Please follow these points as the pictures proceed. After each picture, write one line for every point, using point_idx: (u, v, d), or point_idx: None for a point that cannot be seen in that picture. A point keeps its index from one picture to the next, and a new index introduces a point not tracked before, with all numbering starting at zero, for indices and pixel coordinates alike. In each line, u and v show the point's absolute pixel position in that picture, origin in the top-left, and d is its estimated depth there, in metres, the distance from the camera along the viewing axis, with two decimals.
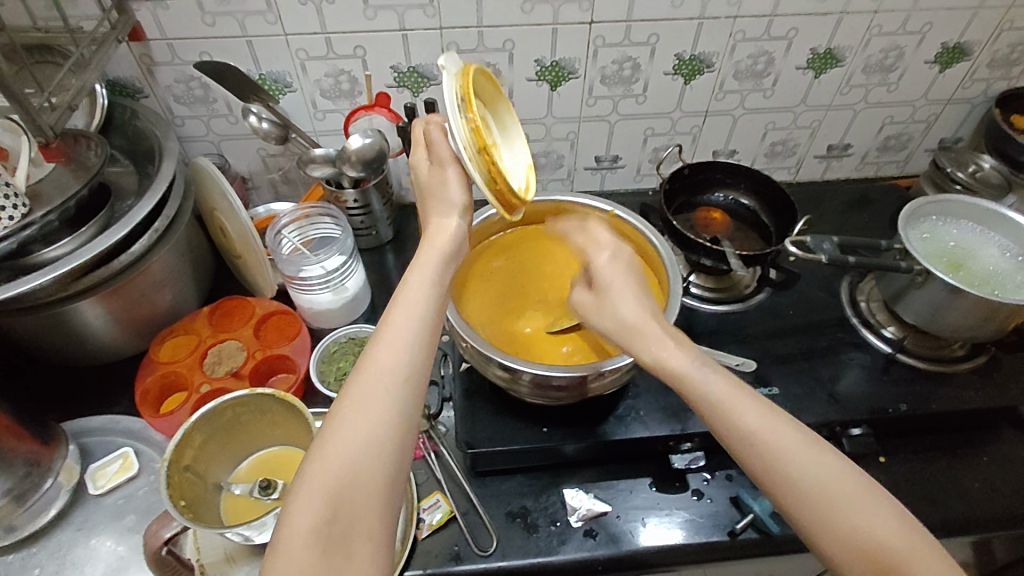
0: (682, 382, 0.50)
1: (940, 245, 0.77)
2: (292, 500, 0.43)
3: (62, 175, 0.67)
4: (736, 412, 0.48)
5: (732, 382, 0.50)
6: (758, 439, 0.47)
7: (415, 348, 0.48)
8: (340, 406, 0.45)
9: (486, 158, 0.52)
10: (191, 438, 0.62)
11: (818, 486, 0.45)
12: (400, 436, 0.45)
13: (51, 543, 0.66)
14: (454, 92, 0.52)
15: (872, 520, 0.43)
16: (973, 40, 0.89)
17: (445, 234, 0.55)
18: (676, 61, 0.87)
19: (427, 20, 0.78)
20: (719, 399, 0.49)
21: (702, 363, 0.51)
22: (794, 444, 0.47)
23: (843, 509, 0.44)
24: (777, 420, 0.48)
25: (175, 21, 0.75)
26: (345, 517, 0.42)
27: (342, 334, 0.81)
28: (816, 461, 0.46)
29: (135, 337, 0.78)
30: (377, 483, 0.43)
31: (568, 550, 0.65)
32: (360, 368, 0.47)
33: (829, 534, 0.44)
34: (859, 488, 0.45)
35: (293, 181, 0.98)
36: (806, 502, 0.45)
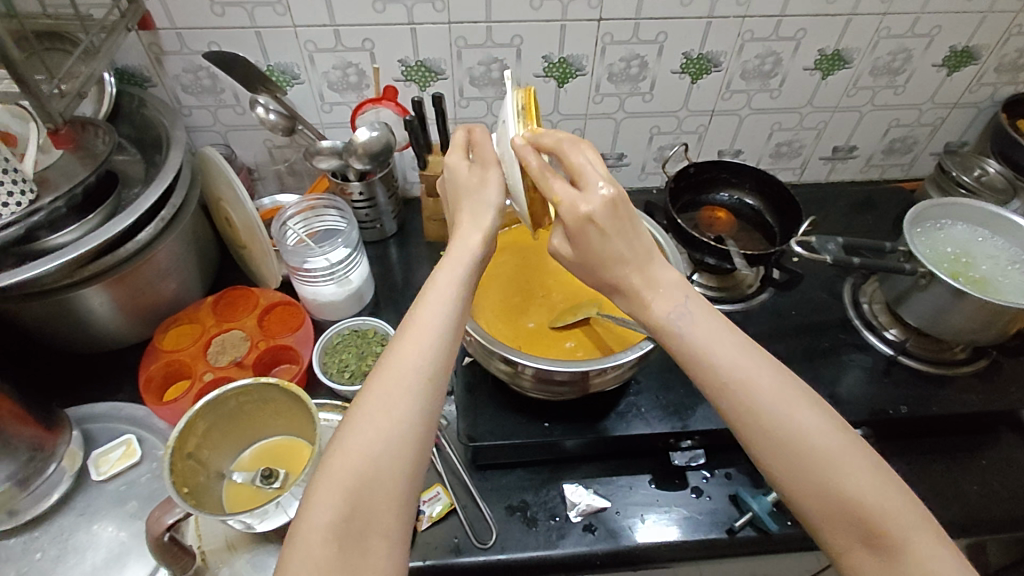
0: (663, 332, 0.51)
1: (944, 247, 0.78)
2: (310, 495, 0.43)
3: (70, 163, 0.67)
4: (717, 362, 0.48)
5: (714, 331, 0.50)
6: (739, 389, 0.47)
7: (438, 348, 0.48)
8: (362, 403, 0.46)
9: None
10: (194, 426, 0.62)
11: (796, 438, 0.46)
12: (419, 437, 0.45)
13: (54, 527, 0.67)
14: (518, 103, 0.55)
15: (848, 473, 0.44)
16: (981, 44, 0.89)
17: (477, 230, 0.54)
18: (683, 60, 0.87)
19: (436, 14, 0.78)
20: (700, 350, 0.49)
21: (682, 311, 0.51)
22: (774, 395, 0.47)
23: (820, 461, 0.45)
24: (758, 371, 0.48)
25: (184, 10, 0.75)
26: (362, 515, 0.43)
27: (344, 326, 0.81)
28: (796, 414, 0.46)
29: (139, 325, 0.79)
30: (394, 483, 0.44)
31: (567, 545, 0.66)
32: (383, 366, 0.47)
33: (803, 486, 0.45)
34: (837, 441, 0.46)
35: (298, 173, 0.98)
36: (782, 454, 0.46)
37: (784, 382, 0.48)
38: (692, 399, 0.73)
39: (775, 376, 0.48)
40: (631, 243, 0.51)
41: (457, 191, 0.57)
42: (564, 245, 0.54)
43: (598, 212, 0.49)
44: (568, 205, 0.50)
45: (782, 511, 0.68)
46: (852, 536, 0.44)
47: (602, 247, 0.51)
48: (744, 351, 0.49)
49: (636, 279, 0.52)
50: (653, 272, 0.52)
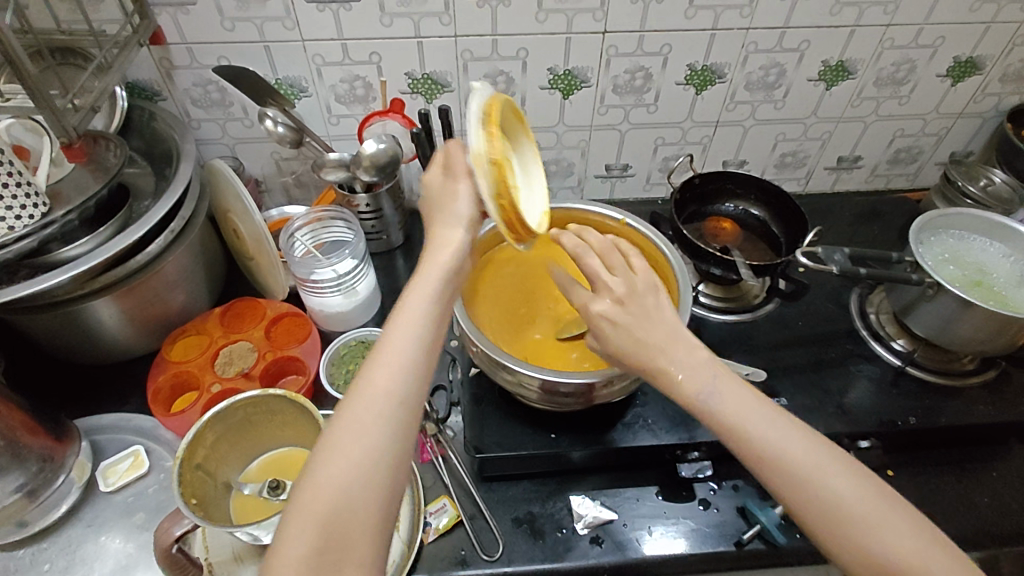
0: (694, 406, 0.51)
1: (952, 258, 0.77)
2: (284, 527, 0.44)
3: (82, 176, 0.68)
4: (750, 431, 0.49)
5: (745, 404, 0.50)
6: (773, 459, 0.48)
7: (410, 374, 0.49)
8: (333, 432, 0.47)
9: (495, 172, 0.51)
10: (203, 437, 0.62)
11: (833, 501, 0.46)
12: (392, 461, 0.47)
13: (62, 539, 0.67)
14: (477, 108, 0.53)
15: (895, 535, 0.45)
16: (985, 55, 0.89)
17: (450, 246, 0.55)
18: (688, 71, 0.87)
19: (442, 27, 0.79)
20: (733, 422, 0.49)
21: (712, 384, 0.51)
22: (808, 460, 0.48)
23: (867, 528, 0.45)
24: (797, 439, 0.49)
25: (195, 25, 0.76)
26: (335, 545, 0.44)
27: (351, 337, 0.82)
28: (830, 476, 0.47)
29: (148, 336, 0.79)
30: (368, 509, 0.45)
31: (573, 558, 0.66)
32: (355, 390, 0.48)
33: (844, 546, 0.46)
34: (872, 500, 0.46)
35: (305, 184, 0.99)
36: (822, 517, 0.46)
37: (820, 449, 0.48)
38: None
39: (804, 439, 0.49)
40: (649, 327, 0.53)
41: (431, 200, 0.59)
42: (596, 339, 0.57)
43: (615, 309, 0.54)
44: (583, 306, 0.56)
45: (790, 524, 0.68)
46: None
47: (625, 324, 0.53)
48: (774, 419, 0.50)
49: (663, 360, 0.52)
50: (677, 355, 0.52)
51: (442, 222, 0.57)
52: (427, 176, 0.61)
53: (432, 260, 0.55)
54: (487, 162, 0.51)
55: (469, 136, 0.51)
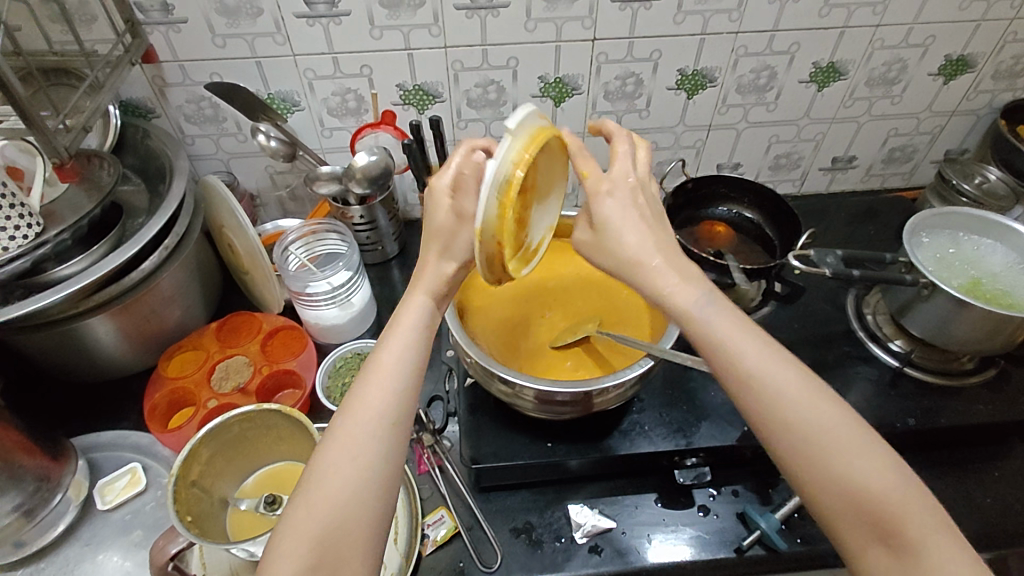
0: (683, 318, 0.49)
1: (947, 257, 0.77)
2: (277, 547, 0.44)
3: (76, 195, 0.68)
4: (737, 348, 0.47)
5: (738, 328, 0.48)
6: (756, 379, 0.46)
7: (401, 394, 0.50)
8: (326, 453, 0.47)
9: (496, 247, 0.49)
10: (198, 454, 0.62)
11: (813, 427, 0.45)
12: (386, 480, 0.47)
13: (59, 558, 0.67)
14: (504, 167, 0.47)
15: (869, 473, 0.43)
16: (977, 53, 0.89)
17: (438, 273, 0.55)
18: (678, 76, 0.87)
19: (432, 38, 0.79)
20: (724, 337, 0.48)
21: (705, 299, 0.50)
22: (794, 389, 0.46)
23: (842, 460, 0.44)
24: (780, 365, 0.47)
25: (186, 43, 0.77)
26: (329, 564, 0.43)
27: (347, 349, 0.82)
28: (814, 404, 0.45)
29: (144, 353, 0.79)
30: (362, 529, 0.45)
31: (573, 567, 0.65)
32: (346, 411, 0.49)
33: (815, 473, 0.44)
34: (853, 435, 0.44)
35: (300, 198, 0.99)
36: (796, 441, 0.45)
37: (805, 380, 0.46)
38: (696, 415, 0.72)
39: (792, 368, 0.47)
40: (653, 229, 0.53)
41: (434, 223, 0.54)
42: (586, 232, 0.56)
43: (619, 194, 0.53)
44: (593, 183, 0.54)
45: (790, 529, 0.67)
46: (867, 535, 0.42)
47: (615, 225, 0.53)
48: (764, 346, 0.48)
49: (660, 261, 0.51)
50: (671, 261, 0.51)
51: (436, 254, 0.55)
52: (438, 183, 0.54)
53: (424, 284, 0.55)
54: (493, 239, 0.49)
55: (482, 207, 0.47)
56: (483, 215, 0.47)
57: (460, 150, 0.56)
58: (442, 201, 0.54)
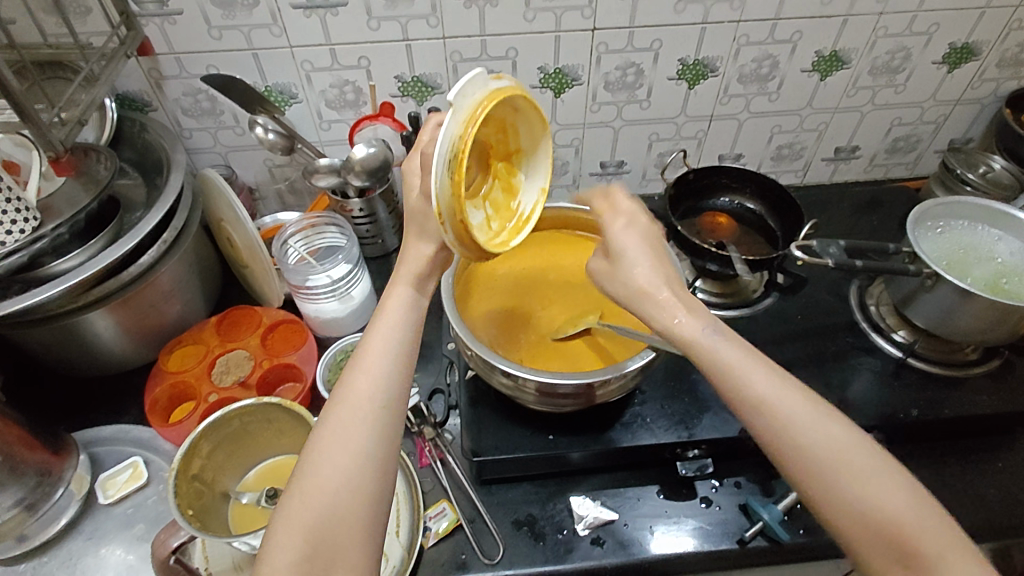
0: (693, 349, 0.49)
1: (951, 246, 0.77)
2: (273, 538, 0.45)
3: (73, 189, 0.68)
4: (745, 376, 0.47)
5: (746, 355, 0.49)
6: (767, 404, 0.47)
7: (391, 381, 0.50)
8: (318, 444, 0.47)
9: (461, 223, 0.47)
10: (199, 448, 0.62)
11: (829, 451, 0.45)
12: (379, 467, 0.47)
13: (62, 552, 0.67)
14: (450, 141, 0.45)
15: (884, 494, 0.43)
16: (982, 40, 0.88)
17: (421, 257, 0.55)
18: (679, 66, 0.87)
19: (430, 29, 0.79)
20: (732, 365, 0.48)
21: (712, 329, 0.50)
22: (805, 415, 0.46)
23: (857, 484, 0.43)
24: (789, 391, 0.47)
25: (183, 35, 0.76)
26: (324, 555, 0.44)
27: (347, 343, 0.82)
28: (824, 428, 0.45)
29: (144, 347, 0.79)
30: (356, 517, 0.45)
31: (575, 559, 0.65)
32: (336, 401, 0.49)
33: (831, 498, 0.44)
34: (868, 457, 0.45)
35: (299, 191, 0.98)
36: (813, 466, 0.44)
37: (813, 405, 0.47)
38: (698, 407, 0.72)
39: (802, 393, 0.48)
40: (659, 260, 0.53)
41: (410, 205, 0.56)
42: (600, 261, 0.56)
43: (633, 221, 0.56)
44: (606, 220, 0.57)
45: (793, 520, 0.67)
46: (888, 559, 0.42)
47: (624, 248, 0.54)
48: (771, 373, 0.48)
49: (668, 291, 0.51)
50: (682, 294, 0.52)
51: (417, 235, 0.56)
52: (412, 167, 0.56)
53: (408, 266, 0.55)
54: (454, 216, 0.46)
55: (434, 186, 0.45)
56: (435, 194, 0.45)
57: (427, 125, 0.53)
58: (415, 181, 0.56)
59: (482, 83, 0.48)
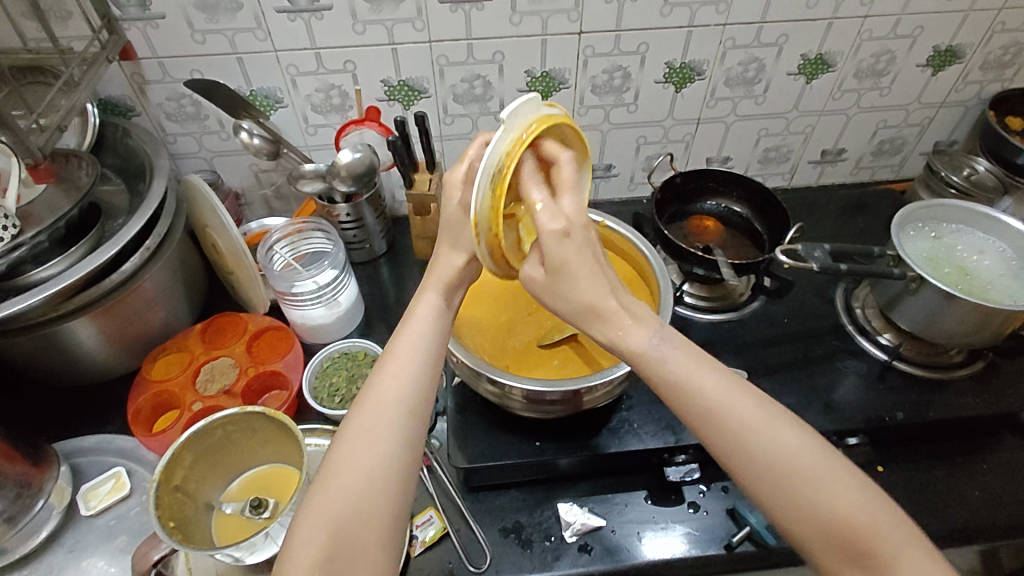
0: (640, 361, 0.47)
1: (936, 250, 0.77)
2: (295, 536, 0.44)
3: (54, 196, 0.67)
4: (697, 383, 0.47)
5: (693, 361, 0.48)
6: (718, 414, 0.46)
7: (418, 382, 0.50)
8: (342, 442, 0.47)
9: (494, 240, 0.49)
10: (181, 458, 0.61)
11: (780, 458, 0.45)
12: (404, 468, 0.47)
13: (43, 565, 0.66)
14: (496, 159, 0.46)
15: (834, 492, 0.44)
16: (965, 43, 0.89)
17: (451, 267, 0.55)
18: (666, 69, 0.87)
19: (416, 33, 0.78)
20: (681, 376, 0.47)
21: (658, 336, 0.48)
22: (759, 417, 0.46)
23: (811, 484, 0.44)
24: (740, 395, 0.47)
25: (165, 39, 0.75)
26: (347, 553, 0.43)
27: (334, 349, 0.81)
28: (774, 431, 0.45)
29: (128, 355, 0.78)
30: (381, 517, 0.45)
31: (562, 566, 0.65)
32: (363, 399, 0.49)
33: (790, 502, 0.44)
34: (817, 458, 0.45)
35: (285, 196, 0.98)
36: (766, 475, 0.45)
37: (765, 407, 0.47)
38: None
39: (752, 395, 0.47)
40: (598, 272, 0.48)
41: (446, 215, 0.55)
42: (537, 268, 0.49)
43: (574, 222, 0.47)
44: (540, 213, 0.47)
45: None
46: (843, 559, 0.43)
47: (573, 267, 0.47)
48: (723, 377, 0.48)
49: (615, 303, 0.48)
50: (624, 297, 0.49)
51: (450, 244, 0.56)
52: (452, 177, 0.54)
53: (439, 273, 0.56)
54: (489, 231, 0.48)
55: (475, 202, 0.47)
56: (475, 208, 0.47)
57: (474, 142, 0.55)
58: (454, 194, 0.54)
59: (533, 108, 0.49)
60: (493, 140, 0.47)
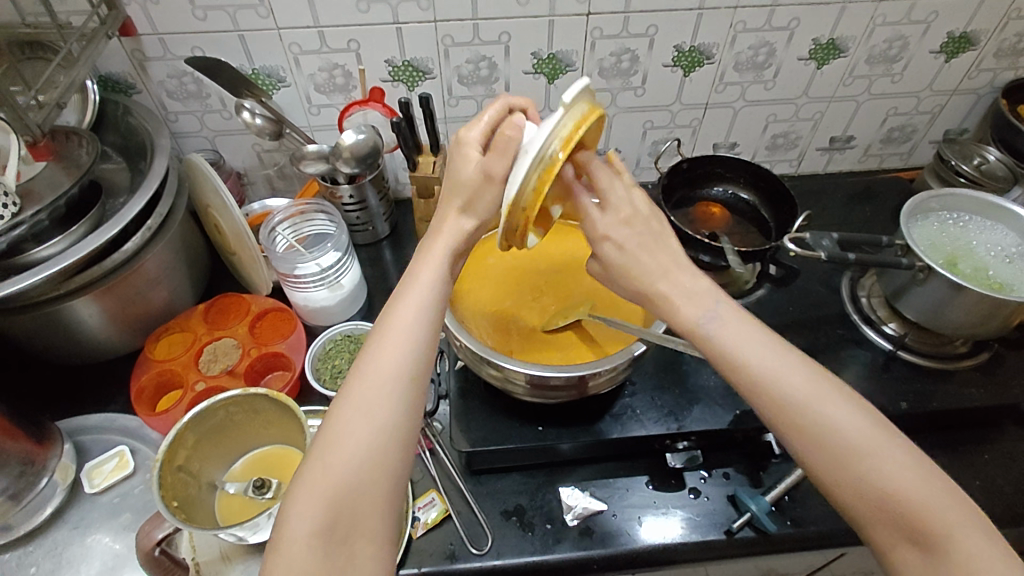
0: (693, 336, 0.50)
1: (942, 240, 0.76)
2: (291, 505, 0.45)
3: (54, 174, 0.66)
4: (746, 357, 0.47)
5: (746, 334, 0.49)
6: (769, 382, 0.46)
7: (417, 350, 0.49)
8: (340, 410, 0.47)
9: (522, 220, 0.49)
10: (183, 439, 0.61)
11: (834, 434, 0.44)
12: (403, 438, 0.47)
13: (47, 542, 0.67)
14: (551, 147, 0.47)
15: (891, 471, 0.42)
16: (980, 29, 0.87)
17: (452, 235, 0.54)
18: (675, 53, 0.85)
19: (421, 12, 0.77)
20: (730, 349, 0.48)
21: (709, 314, 0.50)
22: (810, 392, 0.46)
23: (868, 465, 0.43)
24: (791, 367, 0.47)
25: (165, 15, 0.74)
26: (345, 522, 0.44)
27: (337, 331, 0.81)
28: (829, 407, 0.45)
29: (131, 335, 0.78)
30: (379, 486, 0.45)
31: (563, 549, 0.65)
32: (362, 365, 0.49)
33: (850, 484, 0.43)
34: (873, 434, 0.44)
35: (288, 177, 0.97)
36: (822, 449, 0.44)
37: (818, 380, 0.47)
38: (689, 399, 0.72)
39: (805, 367, 0.47)
40: (653, 253, 0.53)
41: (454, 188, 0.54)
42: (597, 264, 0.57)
43: (616, 230, 0.54)
44: (592, 222, 0.55)
45: (780, 511, 0.67)
46: (904, 541, 0.42)
47: (622, 261, 0.53)
48: (773, 348, 0.48)
49: (664, 287, 0.51)
50: (673, 279, 0.52)
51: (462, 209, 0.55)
52: (467, 137, 0.55)
53: (443, 242, 0.54)
54: (523, 211, 0.49)
55: (522, 177, 0.47)
56: (521, 187, 0.47)
57: (496, 105, 0.57)
58: (472, 154, 0.54)
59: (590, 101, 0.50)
60: (552, 120, 0.47)
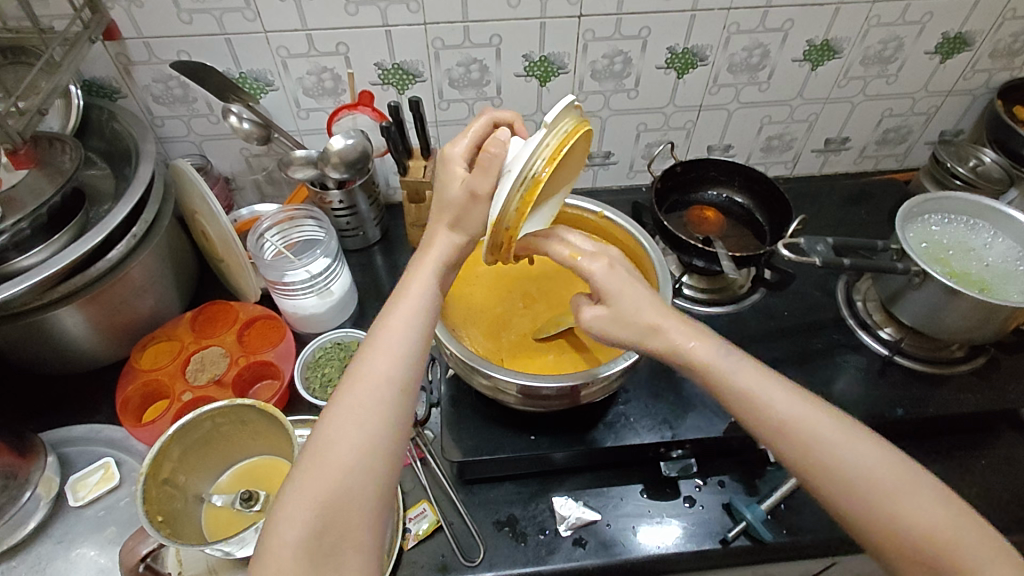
0: (710, 374, 0.49)
1: (937, 244, 0.76)
2: (279, 512, 0.44)
3: (36, 180, 0.65)
4: (765, 399, 0.48)
5: (761, 377, 0.49)
6: (790, 423, 0.47)
7: (409, 356, 0.49)
8: (331, 415, 0.46)
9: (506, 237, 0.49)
10: (169, 451, 0.60)
11: (857, 473, 0.45)
12: (394, 445, 0.46)
13: (31, 556, 0.65)
14: (532, 165, 0.47)
15: (915, 506, 0.44)
16: (976, 30, 0.86)
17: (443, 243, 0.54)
18: (668, 54, 0.84)
19: (410, 15, 0.76)
20: (747, 391, 0.49)
21: (725, 351, 0.50)
22: (831, 432, 0.47)
23: (893, 501, 0.44)
24: (810, 407, 0.48)
25: (150, 18, 0.73)
26: (334, 530, 0.43)
27: (327, 339, 0.79)
28: (851, 445, 0.46)
29: (117, 344, 0.77)
30: (368, 494, 0.45)
31: (556, 560, 0.64)
32: (354, 371, 0.48)
33: (875, 519, 0.44)
34: (896, 470, 0.46)
35: (277, 181, 0.96)
36: (847, 487, 0.45)
37: (837, 420, 0.48)
38: (683, 406, 0.71)
39: (822, 409, 0.48)
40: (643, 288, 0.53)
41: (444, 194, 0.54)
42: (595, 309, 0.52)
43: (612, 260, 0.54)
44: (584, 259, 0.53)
45: (775, 520, 0.67)
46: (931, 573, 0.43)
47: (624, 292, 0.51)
48: (789, 390, 0.49)
49: (672, 324, 0.51)
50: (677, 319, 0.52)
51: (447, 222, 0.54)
52: (451, 153, 0.56)
53: (435, 249, 0.54)
54: (506, 229, 0.49)
55: (505, 197, 0.47)
56: (503, 205, 0.47)
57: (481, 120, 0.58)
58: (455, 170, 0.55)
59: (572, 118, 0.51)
60: (535, 140, 0.48)
